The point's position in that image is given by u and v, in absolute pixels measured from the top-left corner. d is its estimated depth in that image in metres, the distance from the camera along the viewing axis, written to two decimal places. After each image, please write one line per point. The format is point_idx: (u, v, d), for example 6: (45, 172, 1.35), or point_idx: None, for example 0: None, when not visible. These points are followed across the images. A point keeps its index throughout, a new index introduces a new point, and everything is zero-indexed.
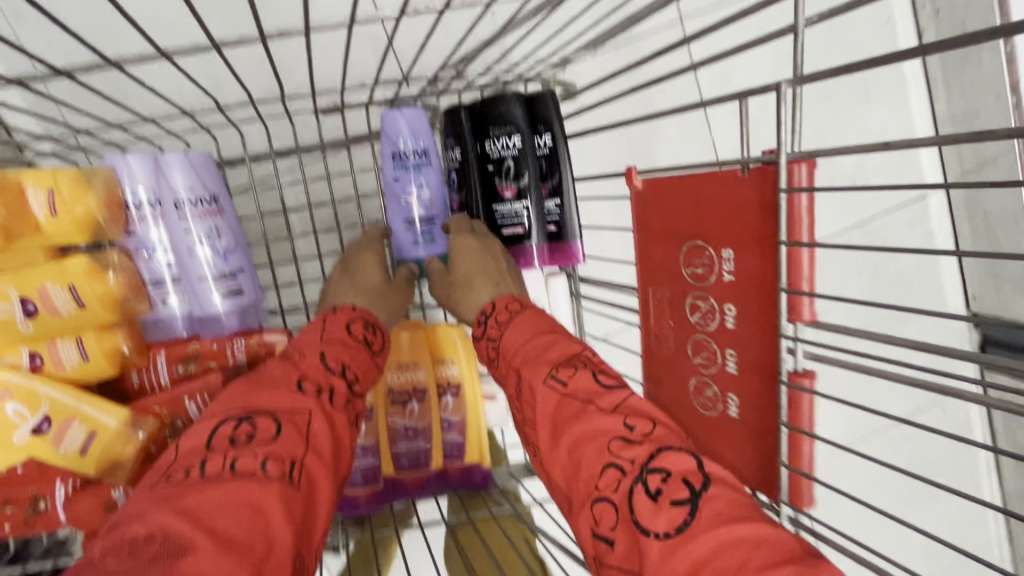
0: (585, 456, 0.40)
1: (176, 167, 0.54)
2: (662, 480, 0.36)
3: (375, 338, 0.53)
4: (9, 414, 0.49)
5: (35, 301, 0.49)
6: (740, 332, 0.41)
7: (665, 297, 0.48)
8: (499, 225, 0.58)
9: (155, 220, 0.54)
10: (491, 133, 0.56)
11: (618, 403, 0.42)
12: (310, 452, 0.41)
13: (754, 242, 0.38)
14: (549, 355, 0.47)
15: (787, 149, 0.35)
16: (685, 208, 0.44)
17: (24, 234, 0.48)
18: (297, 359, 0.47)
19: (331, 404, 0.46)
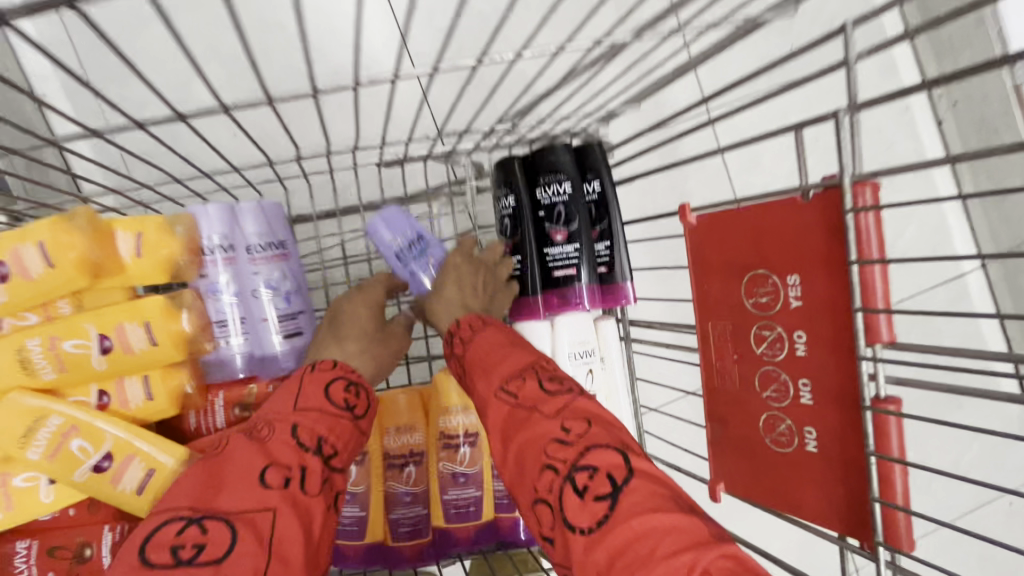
0: (528, 462, 0.42)
1: (250, 216, 0.58)
2: (589, 476, 0.39)
3: (357, 401, 0.51)
4: (75, 449, 0.50)
5: (112, 338, 0.51)
6: (813, 359, 0.40)
7: (726, 331, 0.47)
8: (550, 267, 0.60)
9: (223, 263, 0.56)
10: (543, 181, 0.59)
11: (561, 407, 0.44)
12: (273, 558, 0.40)
13: (821, 265, 0.39)
14: (502, 367, 0.49)
15: (849, 172, 0.36)
16: (742, 238, 0.44)
17: (110, 273, 0.51)
18: (265, 436, 0.46)
19: (303, 491, 0.44)
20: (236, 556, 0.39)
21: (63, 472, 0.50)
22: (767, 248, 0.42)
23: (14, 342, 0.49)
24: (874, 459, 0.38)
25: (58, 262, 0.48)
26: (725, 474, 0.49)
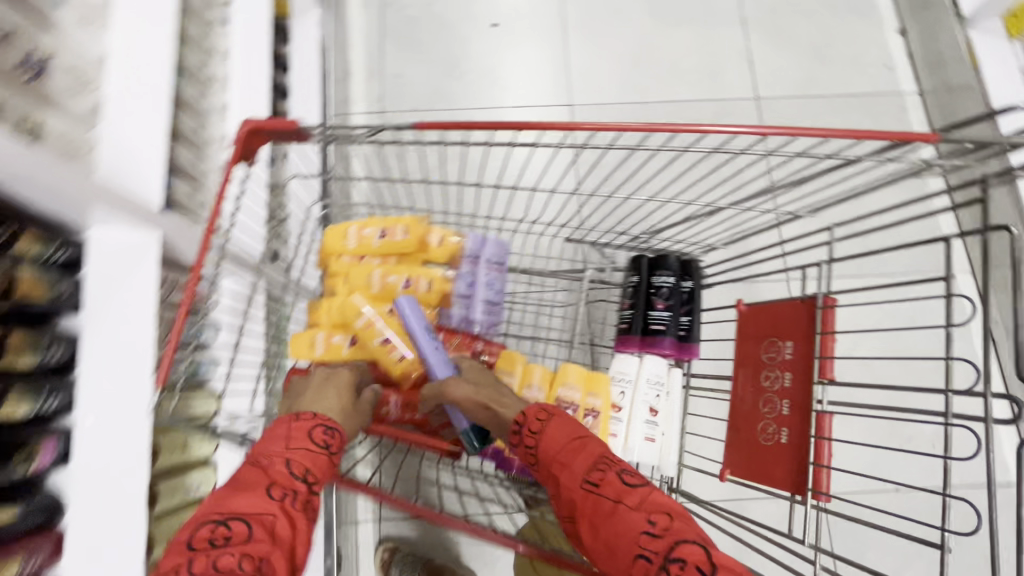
0: (622, 543, 0.63)
1: (490, 243, 1.00)
2: (680, 566, 0.59)
3: (331, 440, 0.72)
4: (376, 328, 0.92)
5: (412, 280, 0.96)
6: (793, 388, 0.73)
7: (749, 372, 0.80)
8: (650, 321, 0.97)
9: (468, 265, 0.99)
10: (658, 272, 0.98)
11: (642, 503, 0.65)
12: (275, 545, 0.59)
13: (802, 336, 0.74)
14: (579, 464, 0.70)
15: (822, 290, 0.72)
16: (766, 320, 0.79)
17: (424, 249, 0.98)
18: (268, 468, 0.65)
19: (292, 506, 0.63)
20: (254, 540, 0.58)
21: (364, 340, 0.93)
22: (778, 326, 0.77)
23: (369, 267, 0.96)
24: (814, 438, 0.71)
25: (409, 236, 0.96)
26: (732, 464, 0.79)
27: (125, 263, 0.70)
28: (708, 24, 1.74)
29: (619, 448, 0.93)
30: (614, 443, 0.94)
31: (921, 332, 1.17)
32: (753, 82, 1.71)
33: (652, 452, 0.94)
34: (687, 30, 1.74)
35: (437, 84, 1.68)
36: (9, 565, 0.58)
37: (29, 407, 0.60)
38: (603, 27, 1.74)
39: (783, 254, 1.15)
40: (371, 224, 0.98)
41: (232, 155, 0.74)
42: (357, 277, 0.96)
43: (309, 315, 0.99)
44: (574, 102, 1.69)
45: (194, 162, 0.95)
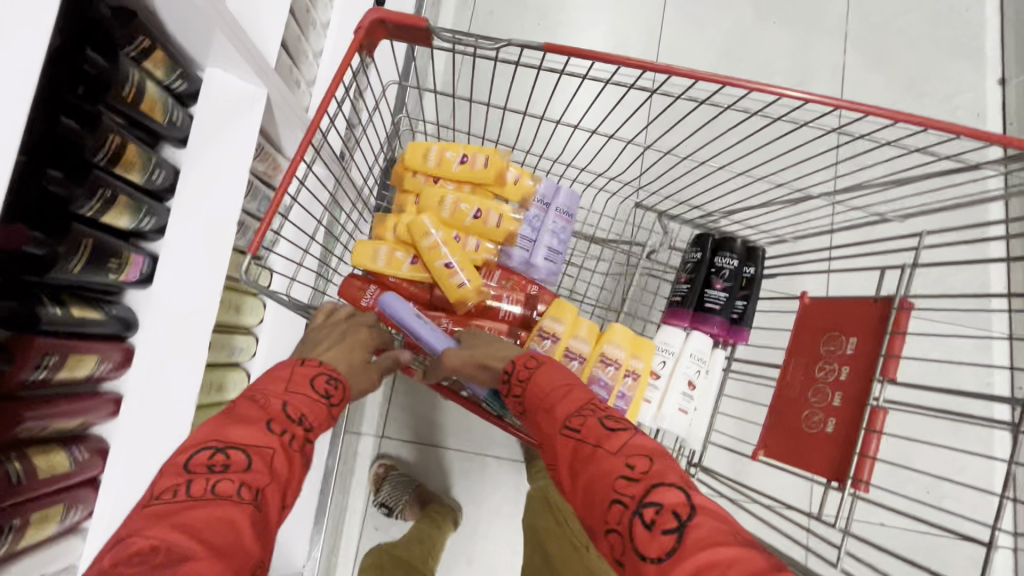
0: (598, 492, 0.57)
1: (562, 193, 1.00)
2: (656, 511, 0.52)
3: (334, 392, 0.68)
4: (441, 251, 0.92)
5: (483, 212, 0.96)
6: (849, 381, 0.74)
7: (802, 361, 0.81)
8: (705, 299, 0.98)
9: (538, 210, 0.99)
10: (721, 253, 0.98)
11: (623, 446, 0.58)
12: (271, 479, 0.57)
13: (869, 335, 0.75)
14: (561, 408, 0.63)
15: (898, 293, 0.73)
16: (832, 315, 0.80)
17: (499, 184, 0.98)
18: (269, 404, 0.62)
19: (288, 443, 0.60)
20: (252, 471, 0.55)
21: (428, 260, 0.93)
22: (844, 323, 0.78)
23: (443, 191, 0.96)
24: (863, 433, 0.72)
25: (488, 168, 0.95)
26: (768, 445, 0.81)
27: (232, 108, 0.71)
28: (808, 30, 1.70)
29: (650, 413, 0.96)
30: (647, 407, 0.97)
31: (954, 375, 1.21)
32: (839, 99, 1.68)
33: (682, 422, 0.96)
34: (786, 32, 1.70)
35: (525, 29, 1.65)
36: (86, 363, 0.58)
37: (129, 219, 0.61)
38: (702, 9, 1.69)
39: (831, 262, 1.20)
40: (452, 147, 0.96)
41: (353, 41, 0.75)
42: (430, 199, 0.96)
43: (375, 227, 0.99)
44: None
45: (297, 42, 0.95)
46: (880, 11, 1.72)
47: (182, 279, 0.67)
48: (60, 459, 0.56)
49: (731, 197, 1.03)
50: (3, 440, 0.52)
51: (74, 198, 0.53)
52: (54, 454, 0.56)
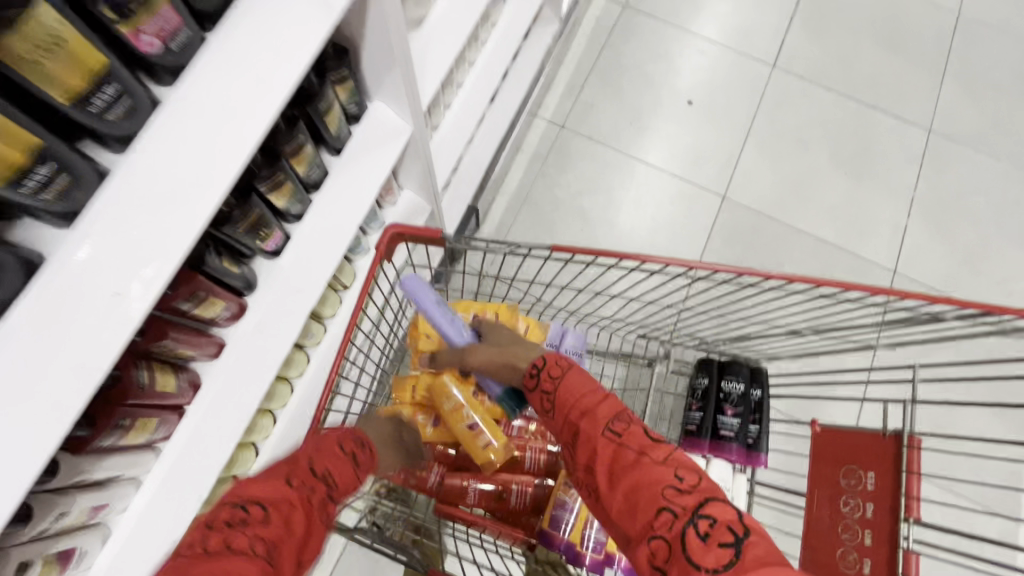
0: (642, 496, 0.61)
1: (569, 335, 1.11)
2: (710, 525, 0.56)
3: (358, 454, 0.77)
4: (465, 412, 1.01)
5: None
6: (875, 519, 0.77)
7: (825, 495, 0.83)
8: (722, 429, 1.04)
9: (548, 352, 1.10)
10: (728, 378, 1.06)
11: (665, 457, 0.64)
12: (290, 534, 0.63)
13: (887, 472, 0.78)
14: (601, 411, 0.70)
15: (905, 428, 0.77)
16: (844, 448, 0.83)
17: None
18: (300, 464, 0.71)
19: (306, 496, 0.67)
20: (271, 526, 0.62)
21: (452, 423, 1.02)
22: (861, 457, 0.81)
23: None
24: None
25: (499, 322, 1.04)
26: None
27: (384, 135, 0.85)
28: (878, 187, 1.82)
29: None
30: None
31: (978, 543, 1.20)
32: (898, 256, 1.75)
33: None
34: (856, 184, 1.82)
35: (618, 124, 1.82)
36: (215, 307, 0.68)
37: (290, 202, 0.74)
38: (782, 145, 1.84)
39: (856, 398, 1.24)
40: (462, 307, 1.06)
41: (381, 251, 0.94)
42: None
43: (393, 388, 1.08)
44: (728, 197, 1.79)
45: (438, 96, 1.11)
46: (949, 185, 1.83)
47: (304, 272, 0.78)
48: (171, 381, 0.65)
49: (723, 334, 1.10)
50: (142, 350, 0.62)
51: (258, 173, 0.67)
52: (170, 376, 0.65)
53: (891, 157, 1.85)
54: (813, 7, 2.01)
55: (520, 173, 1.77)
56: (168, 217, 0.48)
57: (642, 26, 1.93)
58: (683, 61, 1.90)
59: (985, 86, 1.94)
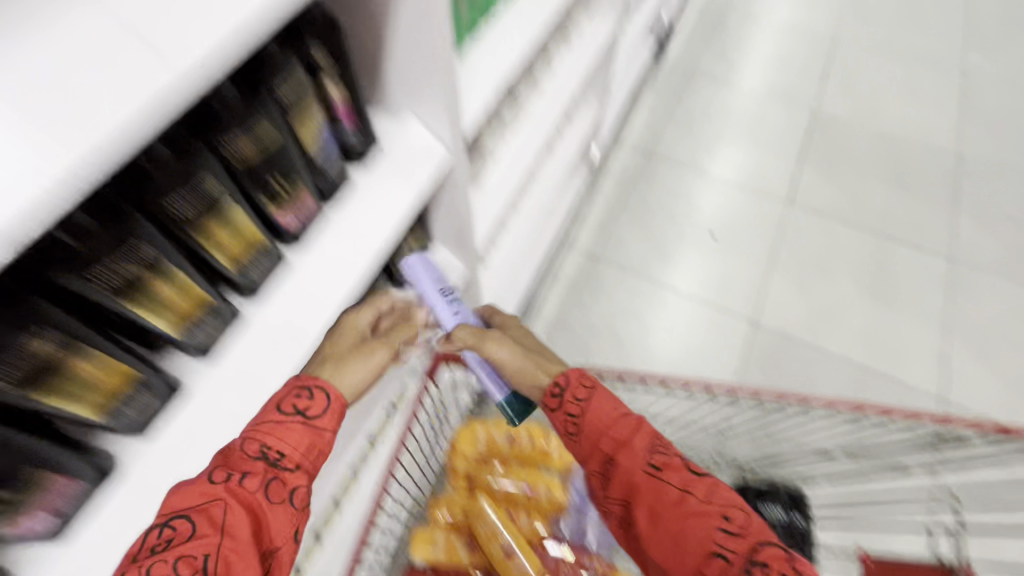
0: (691, 536, 0.57)
1: None
2: (765, 568, 0.53)
3: (304, 403, 0.60)
4: (504, 532, 1.03)
5: (534, 487, 1.11)
6: None
7: None
8: None
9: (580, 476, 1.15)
10: (765, 502, 1.03)
11: (709, 493, 0.59)
12: (225, 537, 0.50)
13: None
14: (636, 442, 0.63)
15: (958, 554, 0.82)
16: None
17: (545, 456, 1.15)
18: (235, 445, 0.56)
19: (242, 485, 0.53)
20: (197, 538, 0.49)
21: (489, 542, 1.02)
22: None
23: (495, 469, 1.13)
24: None
25: (533, 443, 1.15)
26: None
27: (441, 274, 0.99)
28: (910, 314, 1.85)
29: None
30: None
31: None
32: (945, 383, 1.72)
33: None
34: (884, 308, 1.86)
35: (645, 254, 1.97)
36: None
37: None
38: (807, 274, 1.93)
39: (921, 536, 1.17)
40: (499, 429, 1.15)
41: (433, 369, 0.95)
42: (484, 477, 1.11)
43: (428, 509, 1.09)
44: (760, 322, 1.84)
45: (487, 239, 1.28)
46: (983, 313, 1.85)
47: None
48: None
49: (763, 459, 1.09)
50: None
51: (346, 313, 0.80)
52: None
53: (918, 285, 1.91)
54: (818, 153, 2.24)
55: (556, 298, 1.89)
56: (279, 354, 0.63)
57: (663, 170, 2.18)
58: (703, 200, 2.10)
59: (999, 221, 2.05)
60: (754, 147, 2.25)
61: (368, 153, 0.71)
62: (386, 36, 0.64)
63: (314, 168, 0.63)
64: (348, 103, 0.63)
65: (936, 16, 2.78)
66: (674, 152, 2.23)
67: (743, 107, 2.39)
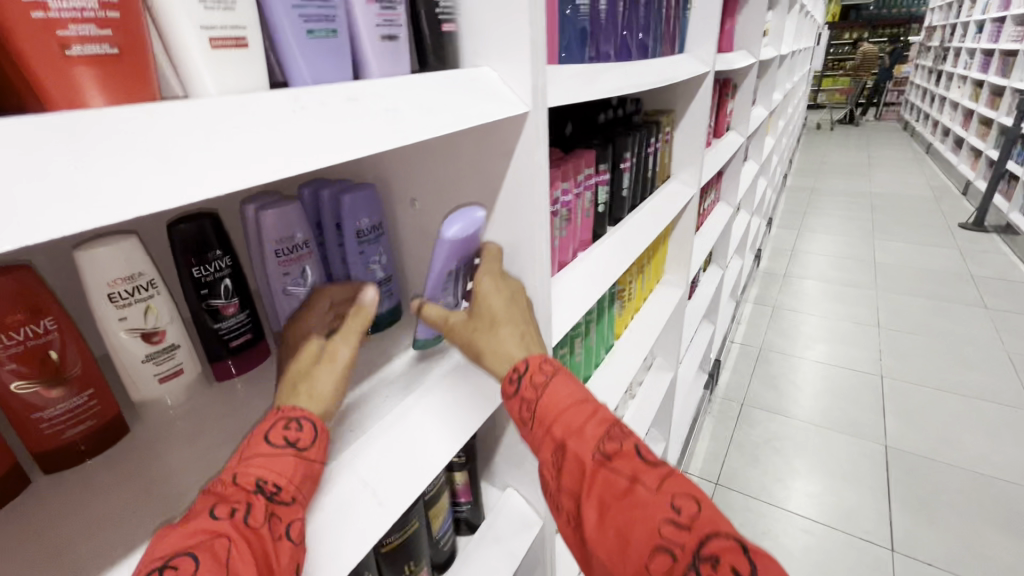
0: (634, 537, 0.48)
1: None
2: (714, 567, 0.44)
3: (292, 427, 0.44)
4: None
5: None
6: None
7: None
8: None
9: None
10: None
11: (661, 483, 0.50)
12: None
13: None
14: (588, 427, 0.56)
15: None
16: None
17: None
18: (216, 487, 0.40)
19: (249, 523, 0.39)
20: None
21: None
22: None
23: None
24: None
25: None
26: None
27: None
28: None
29: None
30: None
31: None
32: None
33: None
34: None
35: None
36: None
37: None
38: None
39: None
40: None
41: None
42: None
43: None
44: None
45: None
46: None
47: None
48: None
49: None
50: None
51: None
52: None
53: None
54: (905, 492, 2.12)
55: None
56: None
57: (737, 505, 2.10)
58: (788, 538, 1.95)
59: None
60: (832, 482, 2.18)
61: (476, 524, 0.77)
62: (499, 435, 0.80)
63: (433, 544, 0.68)
64: (469, 483, 0.73)
65: (975, 356, 2.98)
66: (746, 484, 2.19)
67: (807, 436, 2.43)
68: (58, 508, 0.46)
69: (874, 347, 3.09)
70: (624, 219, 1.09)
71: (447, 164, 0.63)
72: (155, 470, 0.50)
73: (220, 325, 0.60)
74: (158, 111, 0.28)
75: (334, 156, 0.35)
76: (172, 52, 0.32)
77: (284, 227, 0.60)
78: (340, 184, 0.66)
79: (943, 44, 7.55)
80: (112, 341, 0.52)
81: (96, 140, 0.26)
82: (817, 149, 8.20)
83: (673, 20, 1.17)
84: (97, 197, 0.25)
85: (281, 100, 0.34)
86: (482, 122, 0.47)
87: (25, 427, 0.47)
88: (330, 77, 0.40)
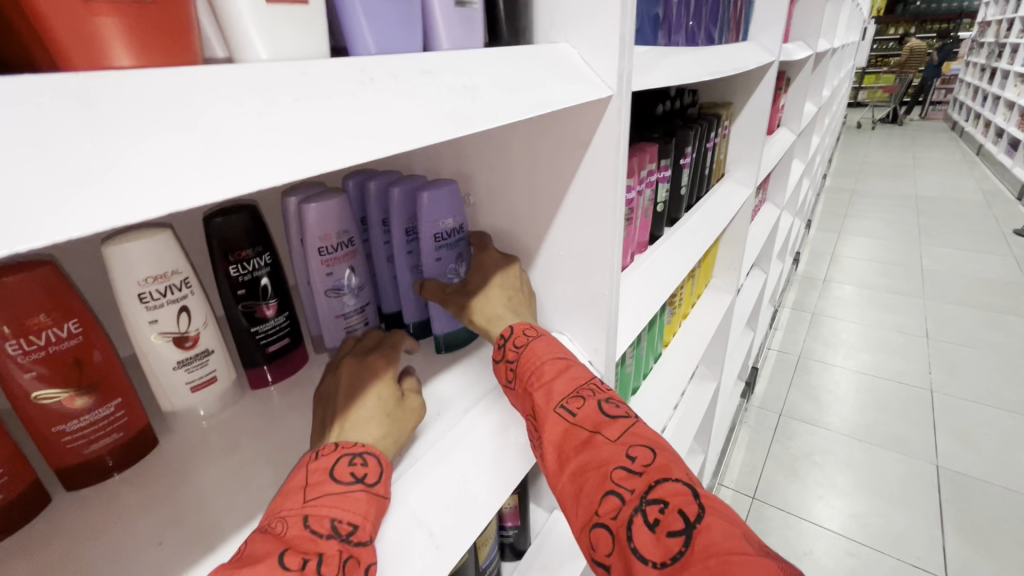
0: (588, 483, 0.44)
1: None
2: (659, 510, 0.39)
3: (360, 467, 0.40)
4: None
5: None
6: None
7: None
8: None
9: None
10: None
11: (623, 434, 0.46)
12: None
13: None
14: (557, 385, 0.51)
15: None
16: None
17: None
18: (281, 530, 0.34)
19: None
20: None
21: None
22: None
23: None
24: None
25: None
26: None
27: None
28: None
29: None
30: None
31: None
32: None
33: None
34: None
35: None
36: None
37: None
38: None
39: None
40: None
41: None
42: None
43: None
44: None
45: None
46: None
47: None
48: None
49: None
50: None
51: None
52: None
53: None
54: (957, 516, 1.98)
55: None
56: None
57: (775, 522, 1.99)
58: (828, 559, 1.84)
59: None
60: (878, 502, 2.05)
61: (522, 550, 0.71)
62: None
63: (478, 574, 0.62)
64: (518, 507, 0.67)
65: None
66: (783, 498, 2.08)
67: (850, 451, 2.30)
68: (77, 535, 0.41)
69: (923, 360, 2.91)
70: (681, 220, 1.01)
71: (508, 156, 0.57)
72: (182, 495, 0.45)
73: (257, 329, 0.55)
74: (199, 73, 0.22)
75: (405, 140, 0.29)
76: (218, 7, 0.26)
77: (329, 223, 0.54)
78: (388, 177, 0.60)
79: (1001, 39, 7.13)
80: (141, 344, 0.47)
81: (119, 108, 0.20)
82: (858, 148, 7.86)
83: (740, 6, 1.08)
84: (116, 183, 0.19)
85: (347, 69, 0.28)
86: (565, 105, 0.41)
87: (47, 441, 0.42)
88: (398, 45, 0.34)
